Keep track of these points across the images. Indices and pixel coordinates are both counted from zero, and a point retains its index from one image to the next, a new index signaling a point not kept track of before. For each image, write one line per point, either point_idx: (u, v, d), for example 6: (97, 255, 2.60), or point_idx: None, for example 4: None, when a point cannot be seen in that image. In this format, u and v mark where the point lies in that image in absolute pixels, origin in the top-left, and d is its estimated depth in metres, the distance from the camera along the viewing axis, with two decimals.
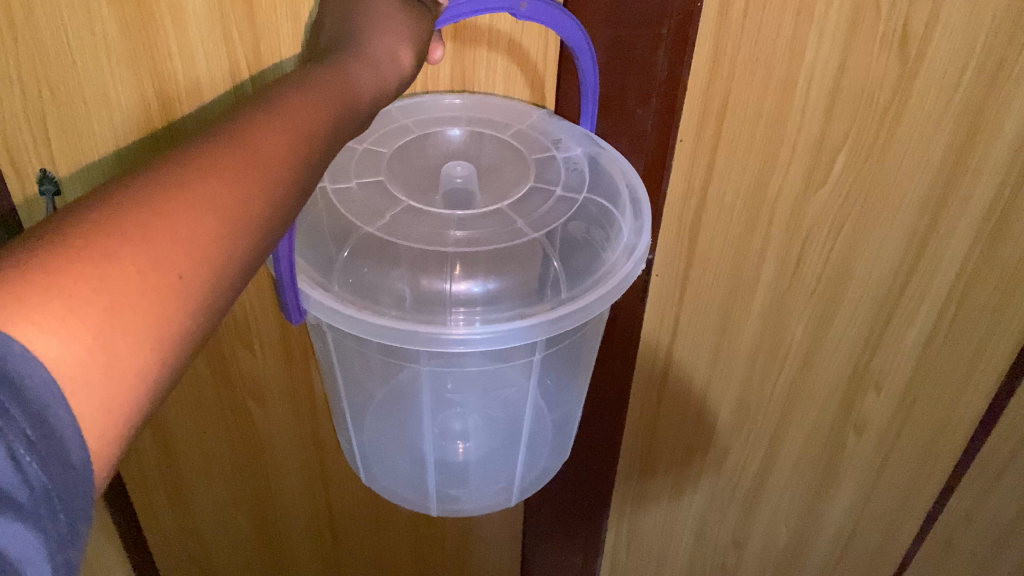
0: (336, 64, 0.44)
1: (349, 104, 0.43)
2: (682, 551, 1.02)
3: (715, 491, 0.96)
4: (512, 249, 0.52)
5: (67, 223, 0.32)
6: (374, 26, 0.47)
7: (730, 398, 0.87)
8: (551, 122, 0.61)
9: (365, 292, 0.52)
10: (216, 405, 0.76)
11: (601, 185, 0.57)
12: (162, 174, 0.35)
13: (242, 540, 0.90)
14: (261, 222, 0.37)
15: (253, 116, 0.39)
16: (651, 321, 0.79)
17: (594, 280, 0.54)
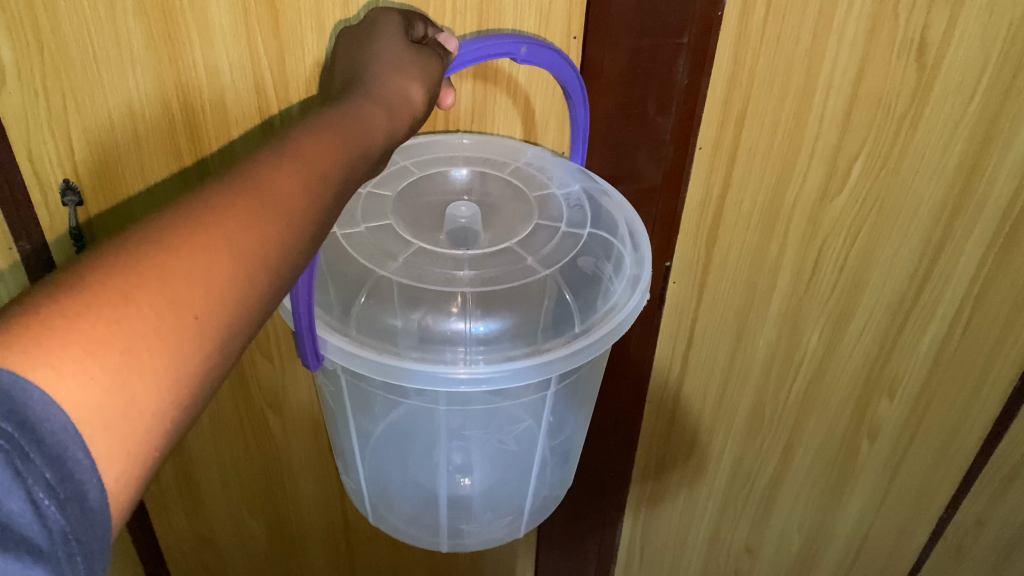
0: (351, 101, 0.43)
1: (368, 142, 0.42)
2: (695, 557, 1.02)
3: (729, 498, 0.96)
4: (519, 289, 0.52)
5: (85, 265, 0.30)
6: (386, 67, 0.46)
7: (745, 404, 0.87)
8: (545, 159, 0.60)
9: (383, 335, 0.52)
10: (236, 417, 0.76)
11: (603, 220, 0.57)
12: (179, 211, 0.33)
13: (256, 553, 0.90)
14: (279, 262, 0.36)
15: (273, 150, 0.37)
16: (667, 330, 0.79)
17: (600, 316, 0.54)
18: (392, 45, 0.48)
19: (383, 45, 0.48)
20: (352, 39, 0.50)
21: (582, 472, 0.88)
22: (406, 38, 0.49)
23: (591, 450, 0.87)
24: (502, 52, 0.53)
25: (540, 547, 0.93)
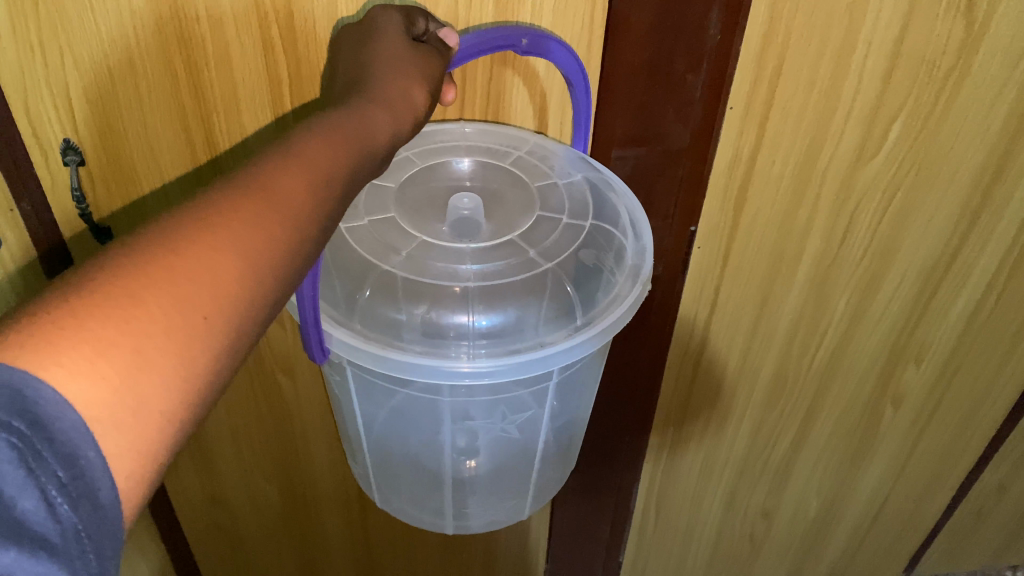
0: (354, 100, 0.42)
1: (370, 138, 0.41)
2: (710, 520, 1.01)
3: (746, 463, 0.94)
4: (521, 281, 0.50)
5: (93, 267, 0.30)
6: (386, 67, 0.45)
7: (767, 371, 0.85)
8: (549, 147, 0.58)
9: (388, 329, 0.51)
10: (246, 382, 0.75)
11: (606, 211, 0.55)
12: (186, 214, 0.33)
13: (270, 513, 0.89)
14: (285, 264, 0.35)
15: (275, 153, 0.37)
16: (690, 296, 0.76)
17: (604, 307, 0.52)
18: (392, 42, 0.46)
19: (384, 42, 0.47)
20: (352, 39, 0.49)
21: (597, 435, 0.87)
22: (406, 35, 0.47)
23: (606, 411, 0.85)
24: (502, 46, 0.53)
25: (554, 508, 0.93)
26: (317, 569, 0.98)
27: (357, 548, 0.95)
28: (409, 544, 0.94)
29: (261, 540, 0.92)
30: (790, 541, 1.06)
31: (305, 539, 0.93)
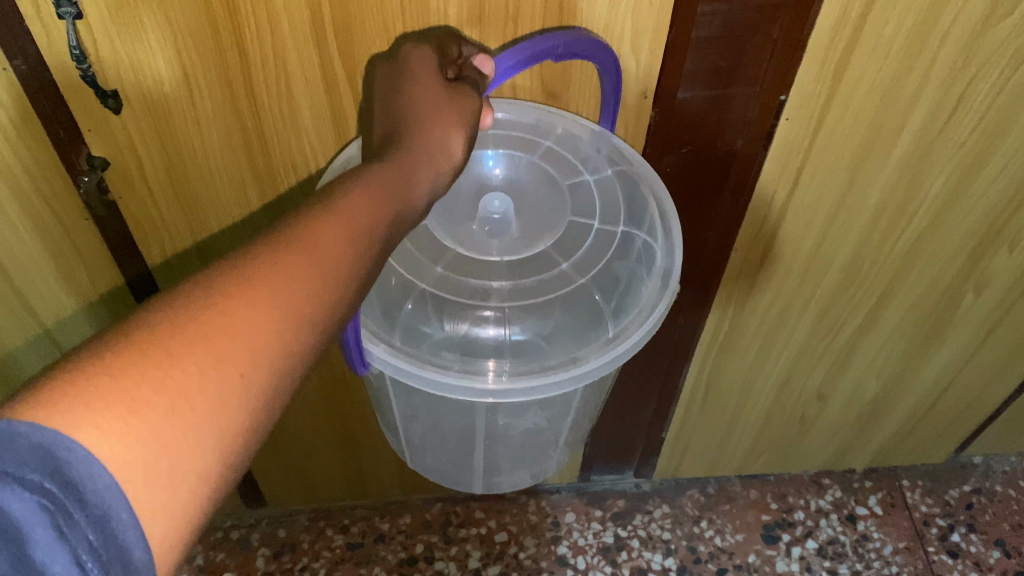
0: (393, 154, 0.43)
1: (406, 195, 0.42)
2: (762, 402, 0.97)
3: (808, 348, 0.89)
4: (552, 298, 0.54)
5: (130, 326, 0.31)
6: (423, 105, 0.45)
7: (843, 255, 0.77)
8: (581, 138, 0.59)
9: (428, 346, 0.55)
10: None
11: (635, 213, 0.57)
12: (223, 272, 0.34)
13: (307, 392, 0.87)
14: (322, 320, 0.36)
15: (313, 211, 0.38)
16: (769, 174, 0.68)
17: (634, 317, 0.56)
18: (426, 79, 0.47)
19: (419, 79, 0.47)
20: (386, 78, 0.49)
21: None
22: (440, 75, 0.47)
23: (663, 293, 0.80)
24: (539, 58, 0.51)
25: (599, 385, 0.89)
26: (357, 446, 0.98)
27: None
28: None
29: (296, 411, 0.90)
30: (842, 421, 1.02)
31: (341, 411, 0.91)
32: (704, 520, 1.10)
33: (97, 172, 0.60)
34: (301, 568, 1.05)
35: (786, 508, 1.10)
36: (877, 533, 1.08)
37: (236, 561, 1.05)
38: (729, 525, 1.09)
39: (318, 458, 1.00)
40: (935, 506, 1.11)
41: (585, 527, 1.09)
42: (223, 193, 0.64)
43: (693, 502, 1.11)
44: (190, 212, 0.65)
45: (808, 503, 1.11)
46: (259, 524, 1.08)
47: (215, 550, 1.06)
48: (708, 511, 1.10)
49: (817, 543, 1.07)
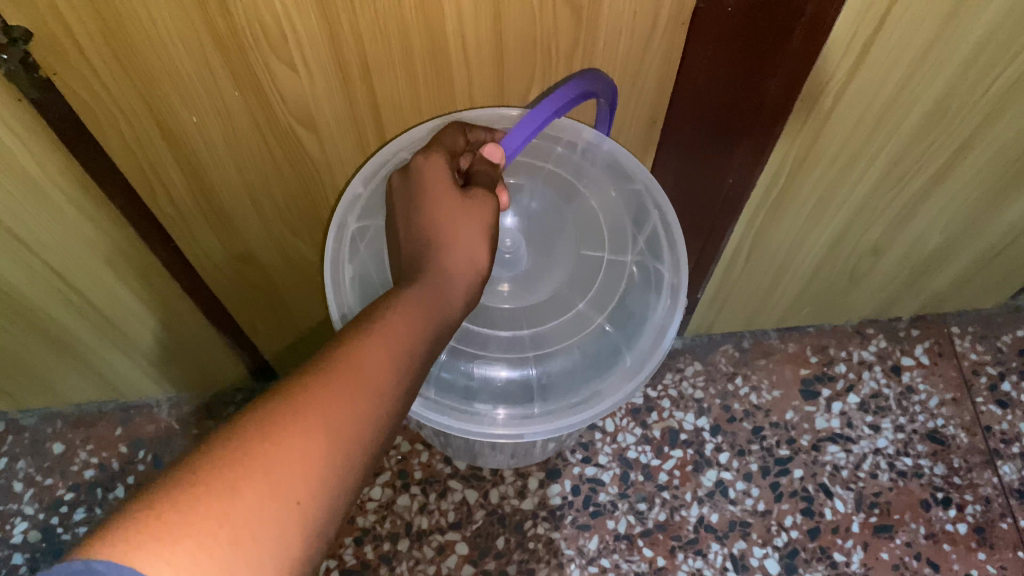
0: (430, 273, 0.48)
1: (445, 306, 0.47)
2: (810, 261, 0.88)
3: (870, 203, 0.78)
4: (571, 334, 0.66)
5: (196, 458, 0.33)
6: (442, 219, 0.50)
7: (923, 105, 0.65)
8: (582, 177, 0.68)
9: (466, 396, 0.65)
10: (257, 132, 0.59)
11: (640, 242, 0.67)
12: (279, 397, 0.36)
13: (306, 270, 0.78)
14: (373, 441, 0.39)
15: (355, 337, 0.41)
16: (846, 24, 0.55)
17: (645, 342, 0.66)
18: (438, 187, 0.51)
19: (431, 190, 0.51)
20: (403, 189, 0.53)
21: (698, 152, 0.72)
22: (452, 183, 0.52)
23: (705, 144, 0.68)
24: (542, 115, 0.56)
25: None
26: None
27: None
28: None
29: (302, 290, 0.82)
30: (896, 274, 0.93)
31: None
32: (739, 377, 1.03)
33: (19, 47, 0.48)
34: None
35: (827, 362, 1.04)
36: (923, 385, 1.03)
37: None
38: (766, 381, 1.03)
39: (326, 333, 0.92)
40: (986, 353, 1.05)
41: None
42: (178, 62, 0.52)
43: (728, 358, 1.04)
44: (145, 87, 0.53)
45: (851, 355, 1.04)
46: None
47: None
48: (744, 367, 1.04)
49: (859, 397, 1.02)
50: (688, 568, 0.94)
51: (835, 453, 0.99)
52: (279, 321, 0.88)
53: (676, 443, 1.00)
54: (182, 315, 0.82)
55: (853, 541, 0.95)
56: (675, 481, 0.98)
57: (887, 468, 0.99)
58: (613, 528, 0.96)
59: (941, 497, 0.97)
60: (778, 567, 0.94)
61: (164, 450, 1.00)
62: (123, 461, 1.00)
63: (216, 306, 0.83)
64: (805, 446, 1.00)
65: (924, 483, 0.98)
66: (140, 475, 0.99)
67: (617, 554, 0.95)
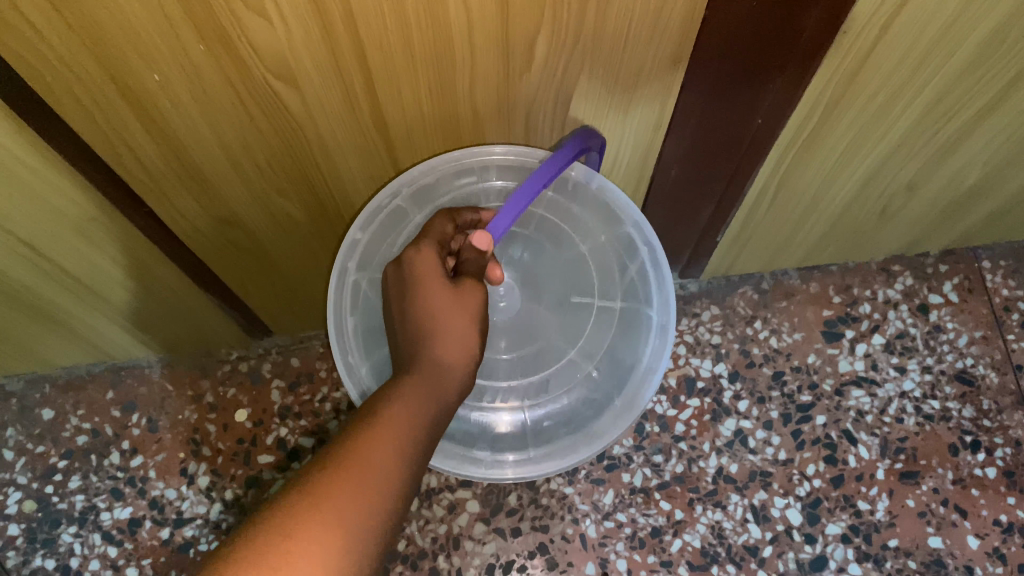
0: (425, 362, 0.50)
1: (443, 393, 0.50)
2: (839, 199, 0.82)
3: (908, 139, 0.72)
4: (565, 380, 0.67)
5: (222, 569, 0.37)
6: (433, 309, 0.52)
7: (977, 38, 0.58)
8: (574, 222, 0.68)
9: (462, 439, 0.65)
10: (232, 93, 0.52)
11: (630, 283, 0.66)
12: (292, 502, 0.41)
13: (296, 230, 0.72)
14: (383, 529, 0.43)
15: (361, 430, 0.45)
16: None
17: (635, 384, 0.64)
18: (431, 279, 0.53)
19: (423, 280, 0.53)
20: (393, 280, 0.55)
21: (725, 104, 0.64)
22: (444, 273, 0.54)
23: (732, 78, 0.60)
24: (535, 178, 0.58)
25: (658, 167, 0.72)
26: None
27: None
28: None
29: (291, 250, 0.76)
30: (928, 210, 0.87)
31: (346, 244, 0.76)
32: (758, 321, 0.98)
33: None
34: (322, 399, 0.96)
35: (851, 302, 0.99)
36: (951, 324, 0.98)
37: (249, 396, 0.97)
38: (786, 324, 0.98)
39: (321, 289, 0.86)
40: (1019, 288, 1.00)
41: None
42: (131, 19, 0.45)
43: (746, 301, 0.99)
44: (97, 47, 0.46)
45: (876, 294, 0.99)
46: (269, 354, 0.98)
47: (225, 385, 0.97)
48: (763, 310, 0.99)
49: (884, 338, 0.97)
50: (706, 520, 0.91)
51: (859, 398, 0.95)
52: (270, 279, 0.82)
53: (693, 392, 0.96)
54: (165, 279, 0.77)
55: (878, 488, 0.92)
56: (692, 432, 0.94)
57: (913, 412, 0.95)
58: (628, 481, 0.93)
59: (970, 441, 0.93)
60: (800, 517, 0.91)
61: (158, 413, 0.96)
62: (117, 426, 0.96)
63: (200, 269, 0.77)
64: (828, 391, 0.96)
65: (952, 427, 0.94)
66: (136, 440, 0.95)
67: (633, 508, 0.92)
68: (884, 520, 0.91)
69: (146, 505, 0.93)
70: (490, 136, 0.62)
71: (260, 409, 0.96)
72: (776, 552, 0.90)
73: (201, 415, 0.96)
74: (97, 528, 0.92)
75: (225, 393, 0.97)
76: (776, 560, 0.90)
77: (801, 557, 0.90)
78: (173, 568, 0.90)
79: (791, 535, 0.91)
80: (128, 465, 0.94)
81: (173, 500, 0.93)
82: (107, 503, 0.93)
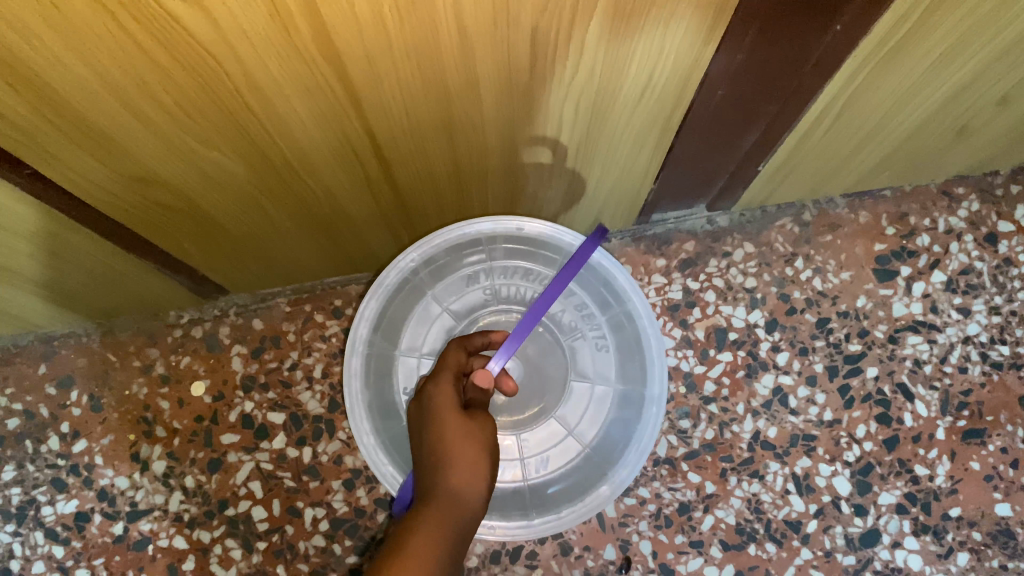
0: (440, 488, 0.51)
1: (463, 515, 0.50)
2: (912, 119, 0.66)
3: (1017, 45, 0.56)
4: (563, 453, 0.71)
5: None
6: (447, 435, 0.54)
7: None
8: (576, 306, 0.73)
9: None
10: (108, 19, 0.35)
11: (627, 363, 0.71)
12: None
13: (236, 187, 0.56)
14: None
15: (389, 554, 0.44)
16: None
17: (626, 456, 0.68)
18: (446, 406, 0.56)
19: (440, 413, 0.56)
20: (417, 418, 0.57)
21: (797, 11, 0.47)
22: (458, 407, 0.56)
23: None
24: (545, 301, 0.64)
25: (699, 97, 0.55)
26: (329, 228, 0.68)
27: (377, 194, 0.62)
28: (458, 181, 0.63)
29: (234, 208, 0.60)
30: (1015, 126, 0.71)
31: (301, 198, 0.60)
32: (799, 260, 0.84)
33: None
34: (292, 367, 0.82)
35: (906, 234, 0.84)
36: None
37: (206, 365, 0.83)
38: (832, 262, 0.84)
39: (278, 247, 0.71)
40: None
41: (646, 283, 0.84)
42: None
43: (785, 236, 0.84)
44: None
45: (935, 223, 0.85)
46: (227, 315, 0.84)
47: (177, 354, 0.83)
48: (805, 246, 0.84)
49: (946, 275, 0.83)
50: (742, 493, 0.79)
51: (916, 346, 0.82)
52: (214, 239, 0.66)
53: (723, 345, 0.82)
54: (80, 246, 0.61)
55: (938, 450, 0.80)
56: (724, 392, 0.81)
57: (978, 360, 0.82)
58: (651, 451, 0.80)
59: None
60: (849, 486, 0.79)
61: (101, 388, 0.83)
62: (53, 406, 0.82)
63: (124, 234, 0.62)
64: (880, 339, 0.82)
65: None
66: (77, 421, 0.82)
67: (657, 482, 0.80)
68: (944, 486, 0.79)
69: (93, 497, 0.80)
70: (481, 65, 0.46)
71: (220, 380, 0.82)
72: (822, 527, 0.79)
73: (151, 390, 0.82)
74: (39, 525, 0.80)
75: (178, 363, 0.83)
76: (821, 536, 0.78)
77: (850, 531, 0.78)
78: (130, 568, 0.78)
79: (839, 506, 0.79)
80: (70, 451, 0.81)
81: (124, 490, 0.80)
82: (48, 496, 0.80)
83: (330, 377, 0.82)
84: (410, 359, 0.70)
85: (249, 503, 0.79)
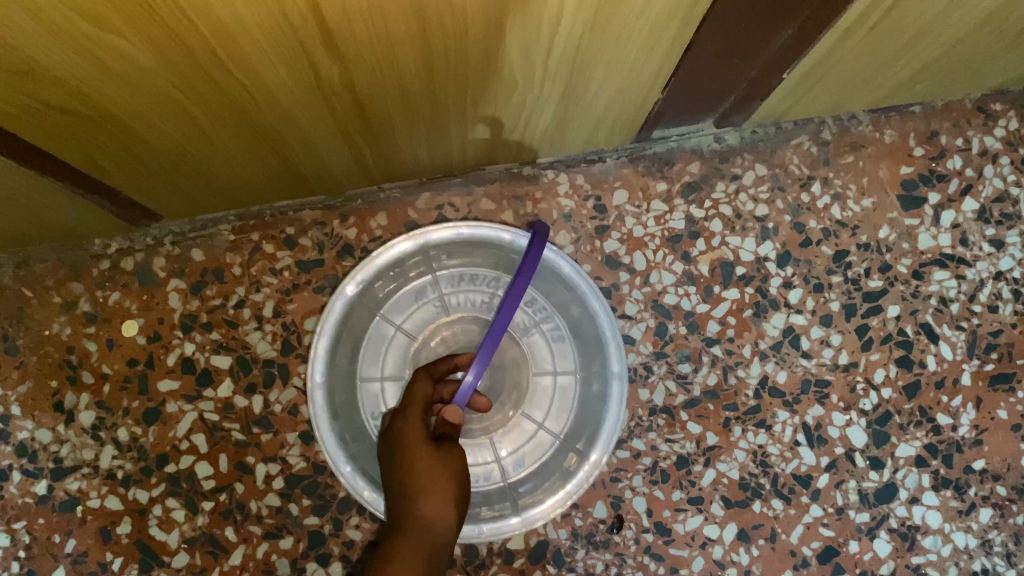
0: (411, 523, 0.56)
1: (433, 545, 0.55)
2: (970, 21, 0.56)
3: None
4: (539, 448, 0.71)
5: None
6: (416, 463, 0.58)
7: None
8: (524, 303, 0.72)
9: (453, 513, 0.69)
10: None
11: (586, 349, 0.71)
12: None
13: (149, 84, 0.44)
14: None
15: None
16: None
17: (600, 438, 0.69)
18: (415, 434, 0.60)
19: (409, 440, 0.60)
20: (388, 443, 0.61)
21: None
22: (426, 436, 0.60)
23: None
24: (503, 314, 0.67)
25: None
26: (274, 139, 0.56)
27: (330, 94, 0.51)
28: (429, 83, 0.52)
29: (150, 111, 0.48)
30: None
31: (234, 98, 0.48)
32: (817, 184, 0.74)
33: None
34: (238, 306, 0.72)
35: (936, 155, 0.75)
36: None
37: (139, 302, 0.72)
38: (853, 187, 0.74)
39: (213, 161, 0.59)
40: None
41: (644, 210, 0.73)
42: None
43: (802, 157, 0.74)
44: None
45: (969, 143, 0.75)
46: (162, 245, 0.72)
47: (105, 290, 0.72)
48: (823, 168, 0.74)
49: (978, 203, 0.75)
50: (747, 445, 0.71)
51: (943, 283, 0.74)
52: (132, 151, 0.54)
53: (729, 281, 0.73)
54: None
55: (962, 398, 0.72)
56: (730, 333, 0.72)
57: (1010, 299, 0.74)
58: (647, 399, 0.71)
59: None
60: (864, 438, 0.72)
61: (15, 329, 0.71)
62: None
63: (19, 150, 0.51)
64: (904, 275, 0.74)
65: None
66: None
67: (653, 433, 0.71)
68: (969, 437, 0.72)
69: (11, 452, 0.70)
70: None
71: (156, 320, 0.72)
72: (833, 482, 0.71)
73: (75, 329, 0.71)
74: None
75: (105, 299, 0.72)
76: (833, 492, 0.71)
77: (864, 487, 0.71)
78: (57, 532, 0.69)
79: (853, 459, 0.71)
80: None
81: (47, 445, 0.70)
82: None
83: (281, 316, 0.71)
84: (372, 384, 0.70)
85: (192, 459, 0.70)
